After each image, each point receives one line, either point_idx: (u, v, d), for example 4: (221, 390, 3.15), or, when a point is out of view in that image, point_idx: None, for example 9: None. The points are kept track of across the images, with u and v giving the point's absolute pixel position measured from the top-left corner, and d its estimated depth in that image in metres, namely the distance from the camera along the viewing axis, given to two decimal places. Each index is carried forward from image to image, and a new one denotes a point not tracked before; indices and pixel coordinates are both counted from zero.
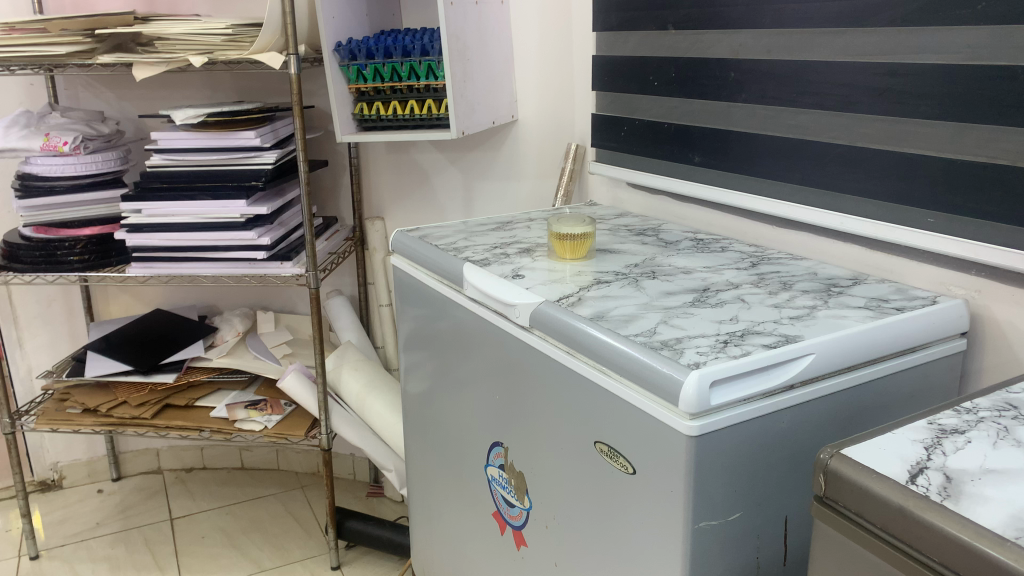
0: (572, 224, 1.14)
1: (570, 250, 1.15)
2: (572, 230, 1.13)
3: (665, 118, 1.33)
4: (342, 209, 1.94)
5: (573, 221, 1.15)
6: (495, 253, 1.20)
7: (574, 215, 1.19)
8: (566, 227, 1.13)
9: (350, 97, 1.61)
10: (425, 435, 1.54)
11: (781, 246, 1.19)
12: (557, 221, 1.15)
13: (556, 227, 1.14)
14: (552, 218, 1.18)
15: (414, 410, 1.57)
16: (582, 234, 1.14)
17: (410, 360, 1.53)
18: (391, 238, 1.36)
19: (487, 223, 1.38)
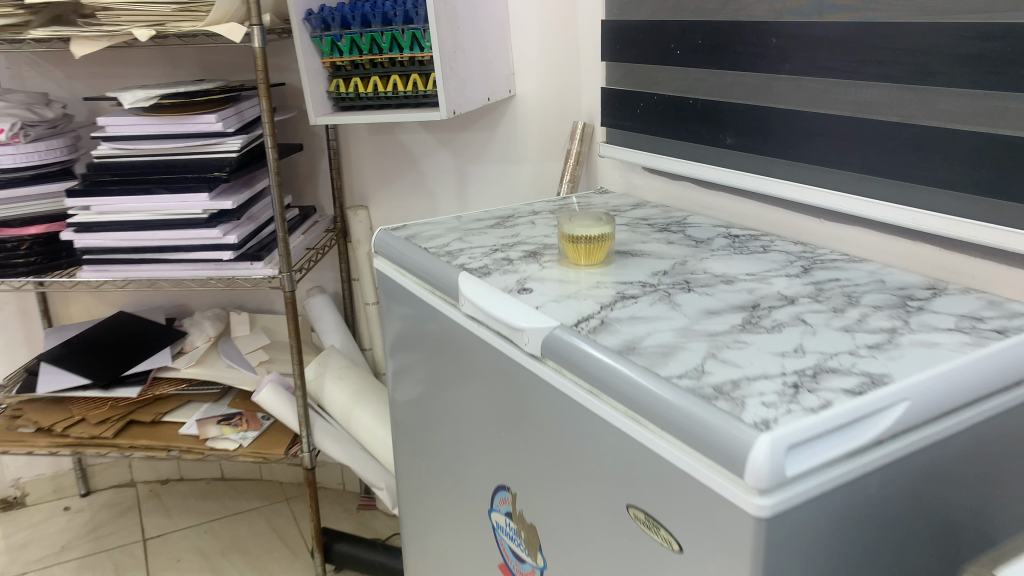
0: (587, 224, 0.96)
1: (586, 255, 0.97)
2: (587, 232, 0.95)
3: (690, 93, 1.14)
4: (322, 197, 1.75)
5: (588, 220, 0.97)
6: (495, 259, 1.02)
7: (589, 212, 1.00)
8: (580, 228, 0.95)
9: (324, 72, 1.41)
10: (419, 457, 1.37)
11: (834, 245, 1.01)
12: (570, 221, 0.97)
13: (569, 228, 0.95)
14: (563, 216, 1.00)
15: (406, 428, 1.40)
16: (599, 237, 0.95)
17: (400, 374, 1.35)
18: (373, 238, 1.18)
19: (485, 219, 1.20)
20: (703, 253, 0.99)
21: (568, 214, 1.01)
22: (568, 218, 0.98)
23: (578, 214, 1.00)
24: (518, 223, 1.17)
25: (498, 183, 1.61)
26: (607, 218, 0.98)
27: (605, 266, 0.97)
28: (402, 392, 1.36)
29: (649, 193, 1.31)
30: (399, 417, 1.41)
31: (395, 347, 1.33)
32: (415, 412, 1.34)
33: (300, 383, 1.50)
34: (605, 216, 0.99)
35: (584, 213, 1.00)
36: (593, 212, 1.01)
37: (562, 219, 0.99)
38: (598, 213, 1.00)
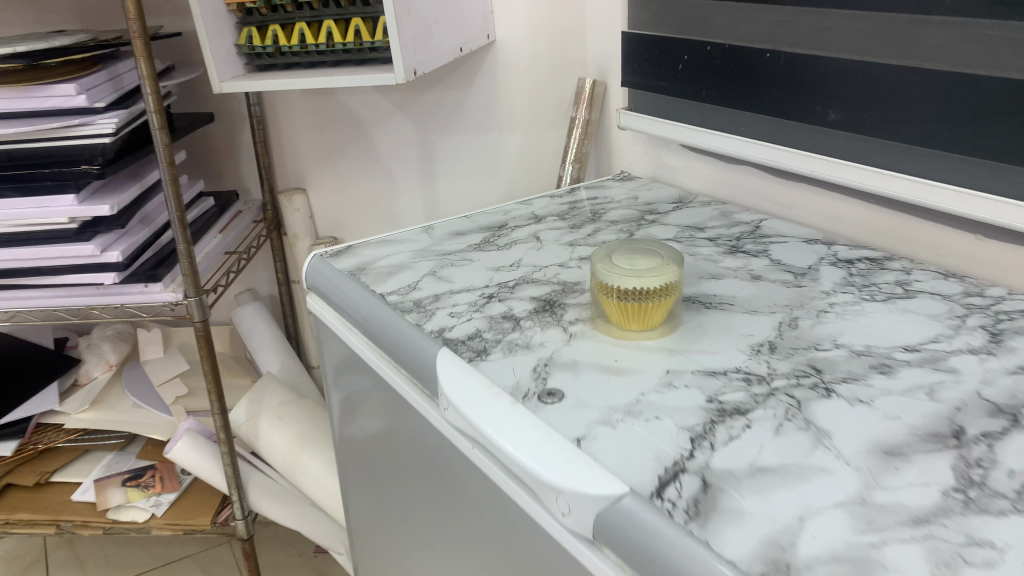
0: (644, 270, 0.60)
1: (640, 322, 0.61)
2: (646, 284, 0.59)
3: (768, 43, 0.77)
4: (246, 178, 1.36)
5: (643, 263, 0.61)
6: (493, 318, 0.65)
7: (641, 246, 0.64)
8: (634, 279, 0.59)
9: (230, 18, 1.01)
10: (380, 541, 1.03)
11: (1004, 277, 0.67)
12: (609, 268, 0.61)
13: (617, 279, 0.60)
14: (599, 252, 0.64)
15: (361, 500, 1.05)
16: (661, 291, 0.59)
17: (351, 437, 0.99)
18: (306, 267, 0.80)
19: (467, 236, 0.83)
20: (814, 302, 0.64)
21: (607, 248, 0.65)
22: (612, 260, 0.62)
23: (624, 248, 0.64)
24: (516, 242, 0.80)
25: (475, 159, 1.23)
26: (672, 255, 0.62)
27: (670, 333, 0.61)
28: (354, 459, 1.01)
29: (691, 181, 0.95)
30: (352, 484, 1.06)
31: (345, 402, 0.97)
32: (372, 488, 0.98)
33: (225, 436, 1.14)
34: (669, 253, 0.63)
35: (633, 246, 0.64)
36: (647, 242, 0.65)
37: (598, 260, 0.63)
38: (658, 245, 0.64)
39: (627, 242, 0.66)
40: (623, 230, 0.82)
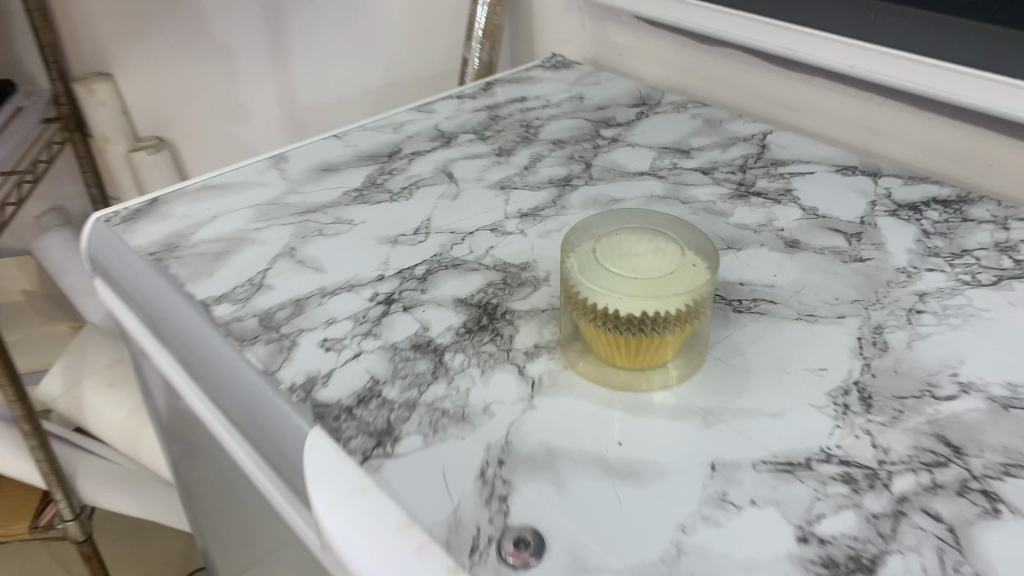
0: (653, 278, 0.35)
1: (647, 359, 0.37)
2: (656, 308, 0.34)
3: None
4: (26, 61, 0.99)
5: (652, 261, 0.36)
6: (397, 353, 0.39)
7: (644, 219, 0.39)
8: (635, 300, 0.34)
9: None
10: (228, 568, 0.78)
11: None
12: (591, 271, 0.36)
13: (605, 297, 0.35)
14: (574, 233, 0.39)
15: (199, 516, 0.79)
16: (682, 318, 0.35)
17: (177, 443, 0.72)
18: (86, 241, 0.51)
19: (341, 175, 0.55)
20: (895, 293, 0.42)
21: (588, 223, 0.39)
22: (596, 254, 0.37)
23: (617, 224, 0.39)
24: (416, 186, 0.53)
25: (343, 29, 0.91)
26: (697, 240, 0.37)
27: (696, 375, 0.37)
28: (186, 469, 0.74)
29: (649, 68, 0.69)
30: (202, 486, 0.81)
31: (162, 402, 0.69)
32: (213, 510, 0.73)
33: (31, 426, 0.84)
34: (693, 236, 0.38)
35: (631, 219, 0.39)
36: (656, 209, 0.40)
37: (572, 252, 0.38)
38: (676, 216, 0.39)
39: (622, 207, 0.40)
40: (572, 157, 0.56)
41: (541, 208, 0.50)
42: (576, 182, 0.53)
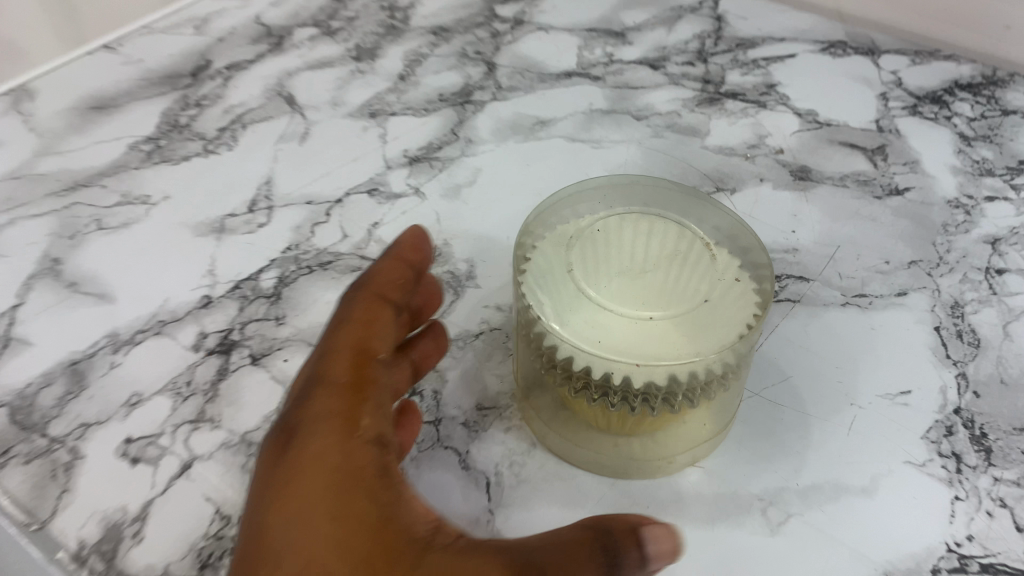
0: (683, 318, 0.21)
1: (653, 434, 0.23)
2: (696, 374, 0.21)
3: None
4: None
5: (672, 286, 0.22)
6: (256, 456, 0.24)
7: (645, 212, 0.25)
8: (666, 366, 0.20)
9: None
10: None
11: None
12: (567, 302, 0.22)
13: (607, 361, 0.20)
14: (528, 231, 0.24)
15: None
16: (725, 379, 0.22)
17: None
18: None
19: (121, 114, 0.36)
20: (958, 241, 0.30)
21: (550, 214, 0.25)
22: (579, 275, 0.23)
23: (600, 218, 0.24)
24: (241, 124, 0.36)
25: None
26: (735, 246, 0.24)
27: (731, 430, 0.25)
28: None
29: None
30: None
31: None
32: None
33: None
34: (726, 237, 0.25)
35: (617, 210, 0.25)
36: (653, 186, 0.26)
37: (531, 269, 0.23)
38: (688, 204, 0.26)
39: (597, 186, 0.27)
40: (464, 55, 0.39)
41: (437, 147, 0.34)
42: (478, 97, 0.37)
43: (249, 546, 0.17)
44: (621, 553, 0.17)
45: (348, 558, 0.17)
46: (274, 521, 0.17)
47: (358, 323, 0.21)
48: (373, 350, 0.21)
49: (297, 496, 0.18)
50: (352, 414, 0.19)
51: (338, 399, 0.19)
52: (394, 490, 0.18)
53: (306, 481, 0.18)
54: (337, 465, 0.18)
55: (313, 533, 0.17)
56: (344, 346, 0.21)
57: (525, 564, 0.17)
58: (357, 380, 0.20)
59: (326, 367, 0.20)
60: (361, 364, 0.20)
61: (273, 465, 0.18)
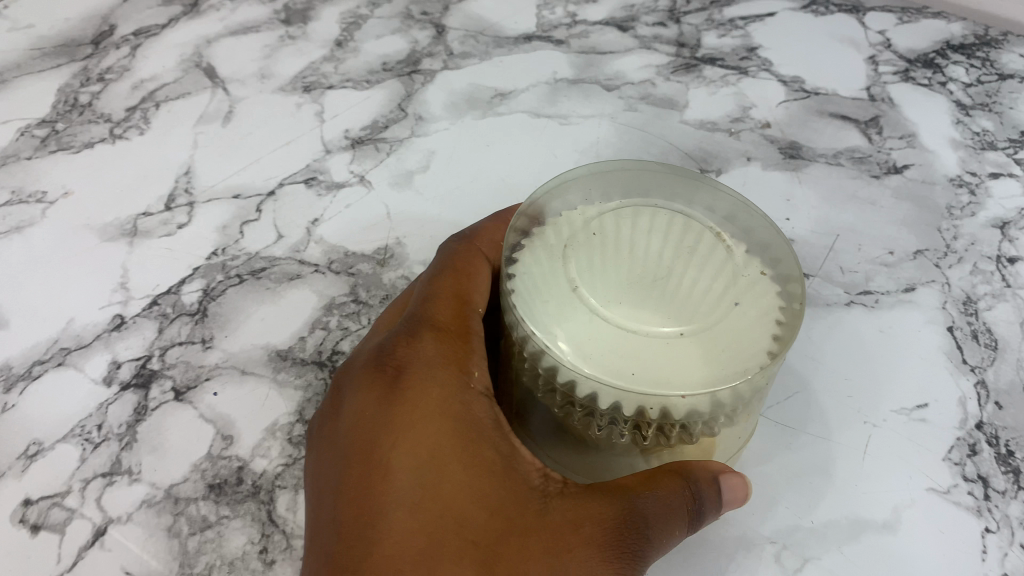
0: (714, 332, 0.18)
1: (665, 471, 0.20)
2: (738, 399, 0.17)
3: None
4: None
5: (693, 295, 0.19)
6: (185, 516, 0.20)
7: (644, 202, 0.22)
8: (711, 394, 0.17)
9: None
10: None
11: None
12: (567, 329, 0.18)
13: (639, 393, 0.17)
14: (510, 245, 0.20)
15: None
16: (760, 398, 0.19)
17: None
18: None
19: (9, 94, 0.31)
20: (962, 227, 0.27)
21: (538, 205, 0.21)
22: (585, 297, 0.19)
23: (595, 219, 0.21)
24: (153, 103, 0.31)
25: None
26: (748, 235, 0.21)
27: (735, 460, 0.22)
28: None
29: None
30: None
31: None
32: None
33: None
34: (733, 225, 0.21)
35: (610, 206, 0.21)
36: (639, 172, 0.23)
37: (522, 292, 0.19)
38: (684, 186, 0.22)
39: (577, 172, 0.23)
40: (409, 17, 0.35)
41: (382, 126, 0.30)
42: (427, 65, 0.32)
43: (362, 482, 0.17)
44: (707, 497, 0.17)
45: (477, 505, 0.16)
46: (394, 454, 0.17)
47: (458, 271, 0.21)
48: (474, 299, 0.21)
49: (416, 429, 0.17)
50: (461, 364, 0.19)
51: (447, 345, 0.19)
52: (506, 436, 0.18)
53: (426, 424, 0.17)
54: (455, 409, 0.18)
55: (440, 473, 0.17)
56: (448, 293, 0.20)
57: (635, 507, 0.17)
58: (463, 329, 0.19)
59: (431, 312, 0.20)
60: (465, 313, 0.20)
61: (379, 397, 0.18)
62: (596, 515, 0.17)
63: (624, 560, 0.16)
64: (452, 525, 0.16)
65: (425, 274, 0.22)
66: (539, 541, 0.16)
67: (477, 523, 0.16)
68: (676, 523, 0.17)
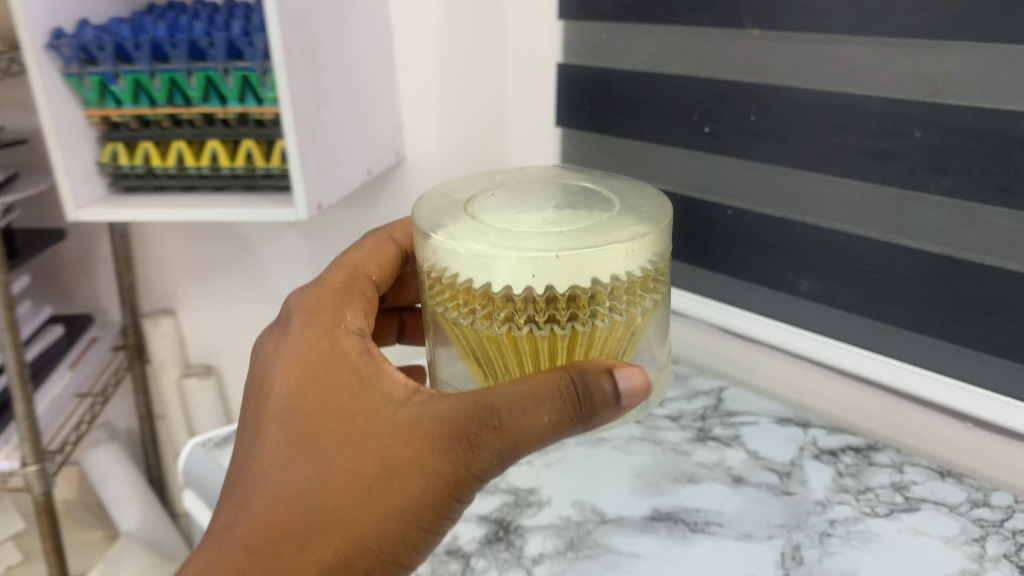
0: (578, 235, 0.41)
1: (563, 351, 0.43)
2: (590, 256, 0.39)
3: (728, 198, 0.69)
4: (103, 298, 1.16)
5: (568, 227, 0.42)
6: (438, 559, 0.52)
7: (510, 195, 0.46)
8: (573, 254, 0.39)
9: (89, 135, 0.84)
10: None
11: (1004, 478, 0.60)
12: (502, 238, 0.40)
13: (537, 260, 0.39)
14: (474, 218, 0.43)
15: None
16: (618, 271, 0.41)
17: None
18: (186, 458, 0.66)
19: None
20: (811, 520, 0.55)
21: (442, 211, 0.45)
22: (509, 231, 0.41)
23: (517, 211, 0.44)
24: None
25: None
26: (599, 209, 0.45)
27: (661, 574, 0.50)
28: None
29: None
30: None
31: None
32: None
33: None
34: (591, 207, 0.45)
35: (522, 207, 0.45)
36: (536, 195, 0.47)
37: (482, 233, 0.41)
38: (563, 198, 0.46)
39: (458, 197, 0.48)
40: None
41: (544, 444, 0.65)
42: None
43: (279, 402, 0.44)
44: (585, 379, 0.39)
45: (339, 423, 0.42)
46: (288, 388, 0.44)
47: (363, 256, 0.56)
48: (367, 272, 0.55)
49: (307, 376, 0.44)
50: (333, 321, 0.47)
51: (329, 310, 0.48)
52: (372, 363, 0.44)
53: (312, 363, 0.45)
54: (329, 353, 0.45)
55: (315, 396, 0.43)
56: (349, 270, 0.54)
57: (495, 406, 0.39)
58: (344, 294, 0.51)
59: (331, 284, 0.52)
60: (350, 279, 0.53)
61: (296, 343, 0.46)
62: (437, 420, 0.40)
63: (450, 436, 0.40)
64: (318, 432, 0.42)
65: (344, 256, 0.56)
66: (383, 438, 0.41)
67: (335, 430, 0.42)
68: (540, 410, 0.38)
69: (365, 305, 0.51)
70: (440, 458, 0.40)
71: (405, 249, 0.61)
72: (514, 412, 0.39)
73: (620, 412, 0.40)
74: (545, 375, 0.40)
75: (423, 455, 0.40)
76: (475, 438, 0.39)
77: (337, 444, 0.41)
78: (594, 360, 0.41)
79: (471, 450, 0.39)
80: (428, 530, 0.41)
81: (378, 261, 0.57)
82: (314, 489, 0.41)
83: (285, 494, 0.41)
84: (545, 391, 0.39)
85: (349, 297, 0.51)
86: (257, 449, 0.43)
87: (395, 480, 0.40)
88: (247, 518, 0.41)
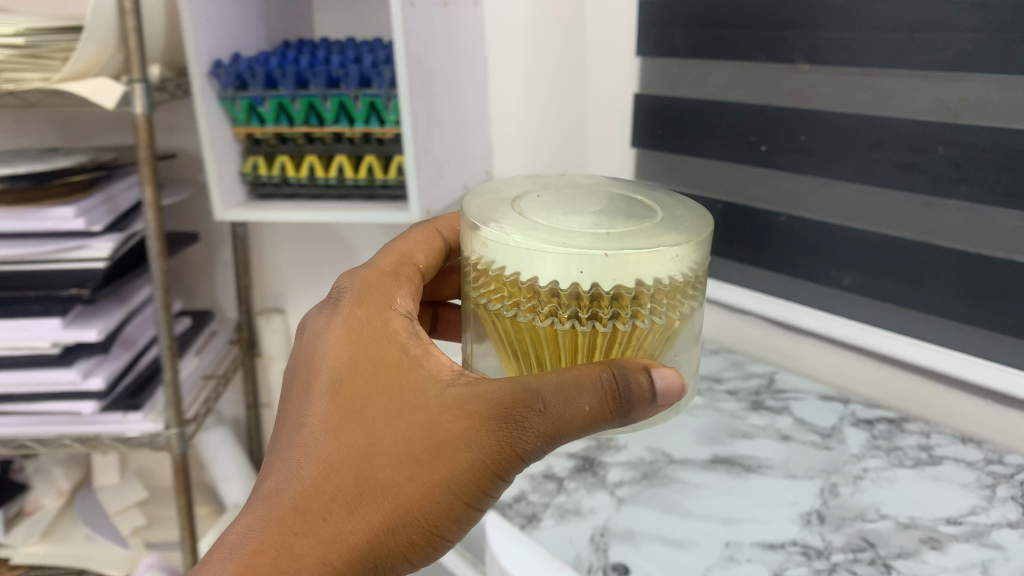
0: (623, 237, 0.44)
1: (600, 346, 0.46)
2: (636, 258, 0.42)
3: (781, 206, 0.81)
4: (221, 297, 1.32)
5: (612, 229, 0.45)
6: (539, 480, 0.65)
7: (554, 201, 0.50)
8: (620, 255, 0.42)
9: (233, 150, 1.00)
10: None
11: (1017, 444, 0.70)
12: (551, 237, 0.43)
13: (586, 258, 0.42)
14: (524, 218, 0.46)
15: None
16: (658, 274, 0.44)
17: None
18: None
19: None
20: (847, 467, 0.66)
21: (492, 209, 0.48)
22: (557, 230, 0.44)
23: (562, 214, 0.47)
24: None
25: None
26: (639, 216, 0.48)
27: (719, 496, 0.62)
28: None
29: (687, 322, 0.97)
30: None
31: None
32: None
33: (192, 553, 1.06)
34: (632, 214, 0.48)
35: (565, 211, 0.48)
36: (579, 202, 0.50)
37: (532, 230, 0.44)
38: (604, 205, 0.49)
39: (507, 198, 0.51)
40: None
41: None
42: None
43: (328, 376, 0.47)
44: (625, 370, 0.42)
45: (388, 398, 0.44)
46: (339, 364, 0.47)
47: (409, 243, 0.61)
48: (414, 259, 0.60)
49: (356, 354, 0.47)
50: (380, 306, 0.50)
51: (377, 294, 0.51)
52: (421, 345, 0.47)
53: (361, 342, 0.47)
54: (378, 335, 0.48)
55: (365, 372, 0.46)
56: (396, 257, 0.59)
57: (540, 391, 0.42)
58: (391, 278, 0.55)
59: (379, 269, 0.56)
60: (399, 263, 0.58)
61: (347, 323, 0.49)
62: (482, 401, 0.42)
63: (494, 415, 0.42)
64: (366, 405, 0.45)
65: (387, 247, 0.60)
66: (430, 415, 0.43)
67: (383, 403, 0.44)
68: (582, 398, 0.41)
69: (411, 289, 0.55)
70: (487, 436, 0.42)
71: (449, 242, 0.66)
72: (559, 398, 0.41)
73: (654, 408, 0.43)
74: (587, 367, 0.42)
75: (470, 431, 0.42)
76: (520, 418, 0.42)
77: (386, 417, 0.44)
78: (633, 361, 0.43)
79: (517, 431, 0.42)
80: (470, 504, 0.43)
81: (426, 248, 0.62)
82: (360, 457, 0.43)
83: (335, 459, 0.43)
84: (584, 380, 0.41)
85: (398, 284, 0.54)
86: (307, 417, 0.46)
87: (442, 452, 0.42)
88: (297, 483, 0.43)
